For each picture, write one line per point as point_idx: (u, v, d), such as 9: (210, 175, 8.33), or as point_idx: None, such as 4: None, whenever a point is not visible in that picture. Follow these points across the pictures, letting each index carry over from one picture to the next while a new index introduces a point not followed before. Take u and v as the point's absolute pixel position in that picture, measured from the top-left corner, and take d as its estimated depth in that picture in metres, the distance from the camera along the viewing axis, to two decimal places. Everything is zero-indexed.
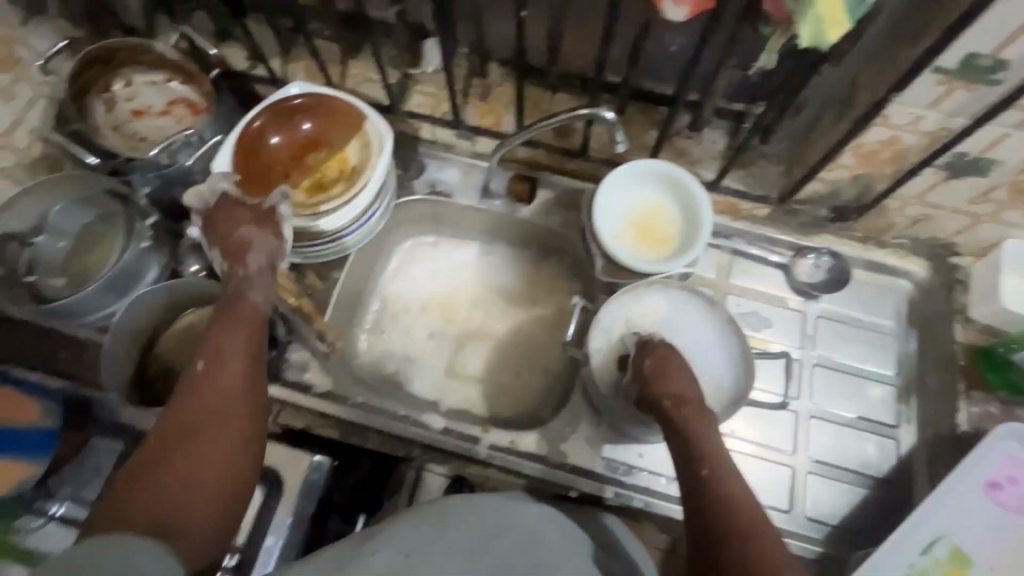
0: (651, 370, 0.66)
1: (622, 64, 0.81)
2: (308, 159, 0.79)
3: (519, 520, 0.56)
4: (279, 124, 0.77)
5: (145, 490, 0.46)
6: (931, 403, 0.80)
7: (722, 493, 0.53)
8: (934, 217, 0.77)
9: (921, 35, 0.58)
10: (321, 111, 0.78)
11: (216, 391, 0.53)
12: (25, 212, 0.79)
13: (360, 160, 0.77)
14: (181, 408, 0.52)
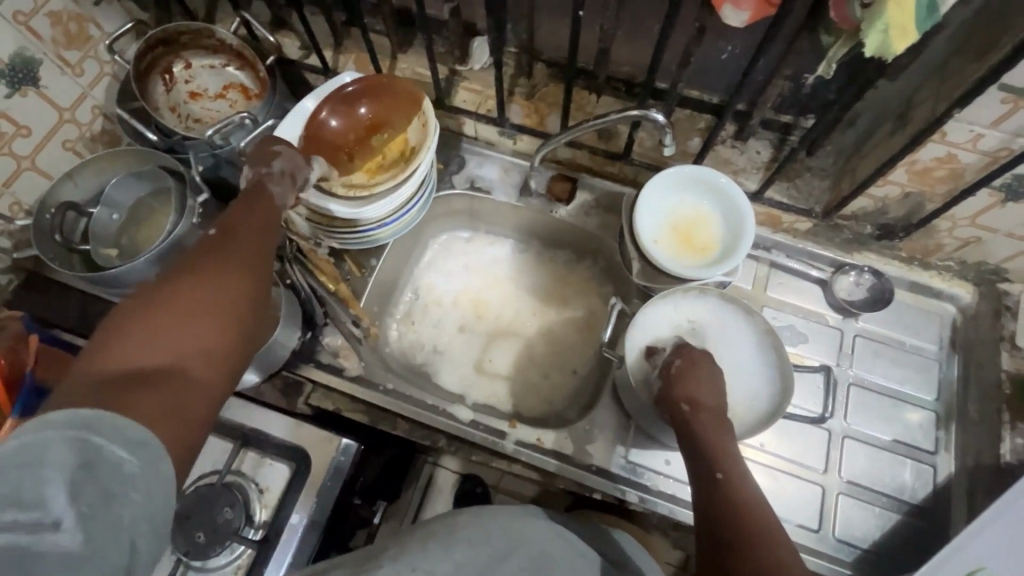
0: (673, 371, 0.68)
1: (671, 69, 0.81)
2: (372, 141, 0.81)
3: (532, 535, 0.55)
4: (338, 107, 0.78)
5: (144, 330, 0.47)
6: (972, 431, 0.77)
7: (734, 496, 0.55)
8: (986, 240, 0.75)
9: (989, 51, 0.57)
10: (379, 95, 0.79)
11: (228, 257, 0.54)
12: (86, 183, 0.83)
13: (419, 141, 0.79)
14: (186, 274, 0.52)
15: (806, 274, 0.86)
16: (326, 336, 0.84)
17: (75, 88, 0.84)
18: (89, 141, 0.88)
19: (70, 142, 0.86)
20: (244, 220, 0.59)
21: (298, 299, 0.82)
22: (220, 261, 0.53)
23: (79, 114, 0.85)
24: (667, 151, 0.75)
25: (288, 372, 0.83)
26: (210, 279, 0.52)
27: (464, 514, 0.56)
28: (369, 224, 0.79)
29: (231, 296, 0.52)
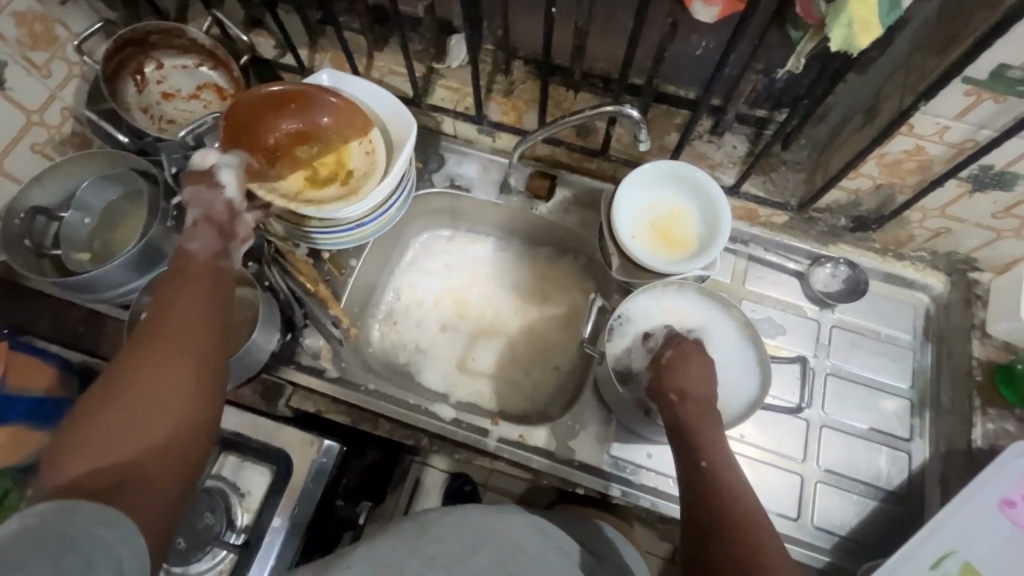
0: (664, 364, 0.69)
1: (646, 65, 0.82)
2: (300, 153, 0.77)
3: (503, 530, 0.55)
4: (274, 111, 0.75)
5: (100, 432, 0.47)
6: (945, 419, 0.79)
7: (719, 492, 0.57)
8: (956, 230, 0.77)
9: (952, 45, 0.58)
10: (330, 109, 0.76)
11: (169, 327, 0.54)
12: (55, 186, 0.81)
13: (363, 165, 0.77)
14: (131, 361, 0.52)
15: (784, 267, 0.87)
16: (307, 337, 0.83)
17: (43, 90, 0.82)
18: (60, 143, 0.86)
19: (39, 145, 0.84)
20: (187, 290, 0.58)
21: (277, 301, 0.82)
22: (170, 331, 0.53)
23: (48, 117, 0.83)
24: (642, 147, 0.75)
25: (269, 375, 0.82)
26: (159, 365, 0.51)
27: (440, 513, 0.56)
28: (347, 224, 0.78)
29: (185, 377, 0.51)
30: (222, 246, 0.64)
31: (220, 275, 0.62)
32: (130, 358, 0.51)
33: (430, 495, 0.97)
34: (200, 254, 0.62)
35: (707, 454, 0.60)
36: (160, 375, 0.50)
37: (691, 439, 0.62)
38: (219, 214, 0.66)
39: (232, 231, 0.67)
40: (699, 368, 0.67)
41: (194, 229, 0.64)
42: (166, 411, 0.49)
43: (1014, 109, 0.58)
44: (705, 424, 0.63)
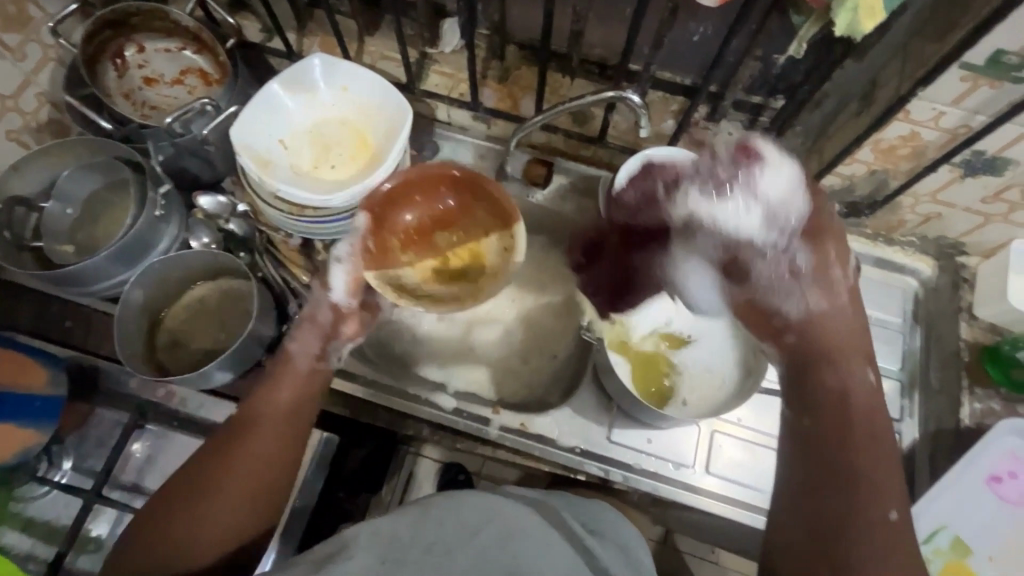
0: (803, 321, 0.64)
1: (644, 51, 0.81)
2: (436, 238, 0.79)
3: (497, 515, 0.50)
4: (422, 187, 0.76)
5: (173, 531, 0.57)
6: (935, 401, 0.80)
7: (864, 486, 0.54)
8: (946, 216, 0.78)
9: (949, 31, 0.58)
10: (467, 189, 0.77)
11: (252, 438, 0.62)
12: (34, 175, 0.77)
13: (496, 260, 0.77)
14: (217, 465, 0.60)
15: None
16: (301, 329, 0.82)
17: (18, 74, 0.78)
18: (36, 131, 0.83)
19: (14, 133, 0.81)
20: (278, 396, 0.65)
21: (272, 292, 0.81)
22: (249, 450, 0.61)
23: (22, 102, 0.80)
24: (642, 133, 0.74)
25: (263, 367, 0.80)
26: (225, 483, 0.59)
27: (440, 496, 0.52)
28: (343, 214, 0.77)
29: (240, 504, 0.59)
30: (321, 347, 0.70)
31: (318, 375, 0.69)
32: (213, 453, 0.62)
33: (426, 483, 0.92)
34: (302, 356, 0.69)
35: (865, 457, 0.55)
36: (226, 495, 0.59)
37: (847, 436, 0.57)
38: (325, 323, 0.71)
39: (336, 333, 0.72)
40: (852, 341, 0.63)
41: (299, 329, 0.70)
42: (226, 524, 0.58)
43: (1008, 95, 0.59)
44: (865, 426, 0.57)
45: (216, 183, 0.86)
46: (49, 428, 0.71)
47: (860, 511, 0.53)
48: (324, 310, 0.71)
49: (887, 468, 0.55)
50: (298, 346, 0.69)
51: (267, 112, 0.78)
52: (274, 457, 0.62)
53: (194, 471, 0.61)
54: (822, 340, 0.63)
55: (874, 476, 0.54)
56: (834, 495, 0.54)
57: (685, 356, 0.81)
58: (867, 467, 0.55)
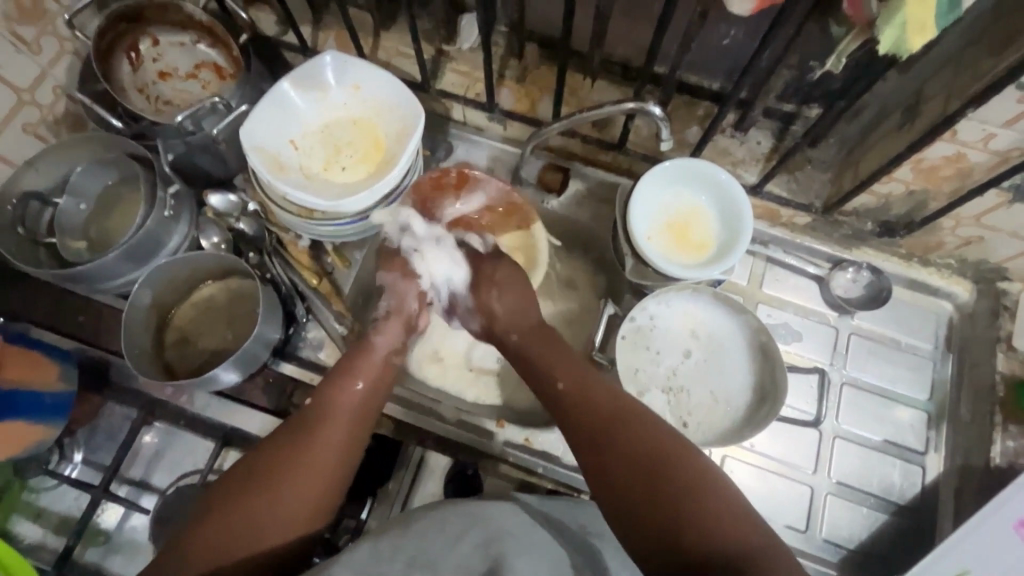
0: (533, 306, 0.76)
1: (670, 54, 0.77)
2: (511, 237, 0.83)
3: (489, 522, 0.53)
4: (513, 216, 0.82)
5: (262, 498, 0.56)
6: (963, 434, 0.76)
7: (669, 461, 0.55)
8: (988, 239, 0.73)
9: (1007, 46, 0.53)
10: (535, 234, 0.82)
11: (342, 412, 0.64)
12: (48, 170, 0.77)
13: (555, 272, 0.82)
14: (312, 433, 0.62)
15: (803, 271, 0.84)
16: (308, 331, 0.82)
17: (34, 67, 0.78)
18: (52, 124, 0.83)
19: (31, 126, 0.80)
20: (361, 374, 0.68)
21: (279, 294, 0.80)
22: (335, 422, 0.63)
23: (39, 96, 0.80)
24: (663, 145, 0.71)
25: (269, 370, 0.80)
26: (304, 470, 0.59)
27: (431, 514, 0.54)
28: (352, 217, 0.75)
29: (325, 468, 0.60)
30: (401, 339, 0.75)
31: (390, 370, 0.72)
32: (286, 438, 0.61)
33: (436, 479, 0.80)
34: (383, 348, 0.72)
35: (632, 433, 0.58)
36: (304, 478, 0.58)
37: (581, 418, 0.62)
38: (410, 312, 0.77)
39: (415, 323, 0.78)
40: (566, 364, 0.68)
41: (386, 320, 0.75)
42: (296, 510, 0.57)
43: None
44: (612, 411, 0.61)
45: (228, 180, 0.85)
46: (59, 423, 0.73)
47: (677, 473, 0.54)
48: (410, 300, 0.78)
49: (659, 436, 0.58)
50: (382, 339, 0.73)
51: (277, 111, 0.76)
52: (352, 447, 0.63)
53: (266, 455, 0.60)
54: (544, 351, 0.70)
55: (633, 447, 0.57)
56: (666, 462, 0.55)
57: (702, 380, 0.77)
58: (632, 442, 0.58)
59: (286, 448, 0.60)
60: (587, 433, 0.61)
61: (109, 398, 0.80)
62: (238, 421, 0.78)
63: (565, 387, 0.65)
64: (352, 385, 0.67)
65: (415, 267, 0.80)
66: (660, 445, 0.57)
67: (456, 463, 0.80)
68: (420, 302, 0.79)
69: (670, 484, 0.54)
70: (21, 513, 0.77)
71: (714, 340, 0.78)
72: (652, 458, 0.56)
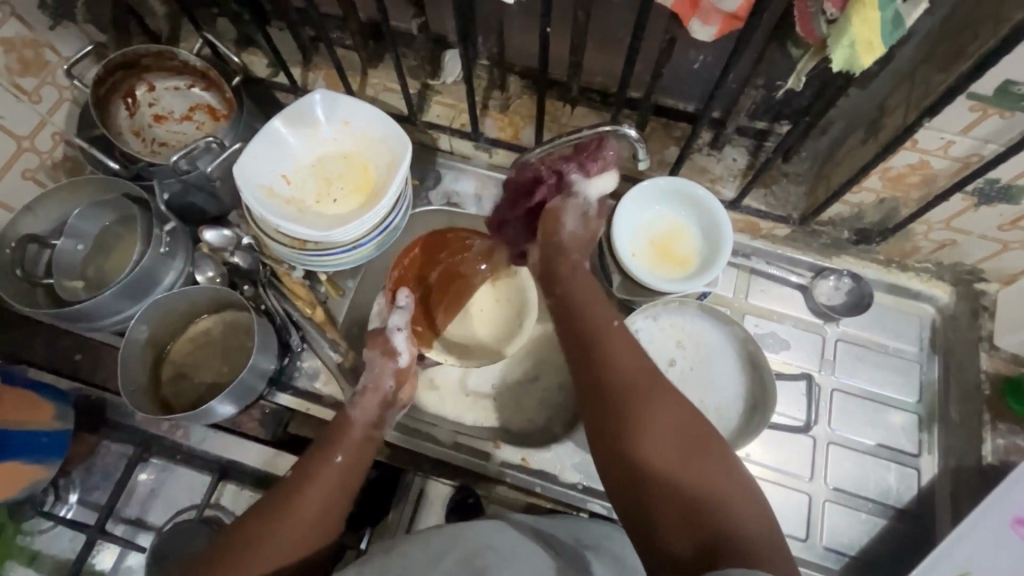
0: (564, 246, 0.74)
1: (644, 80, 0.80)
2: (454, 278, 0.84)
3: (465, 537, 0.56)
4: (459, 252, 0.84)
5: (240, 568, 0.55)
6: (954, 435, 0.77)
7: (681, 435, 0.54)
8: (961, 242, 0.75)
9: (954, 61, 0.57)
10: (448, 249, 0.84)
11: (323, 484, 0.62)
12: (47, 213, 0.79)
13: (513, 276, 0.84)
14: (299, 509, 0.59)
15: (786, 281, 0.85)
16: (303, 360, 0.83)
17: (34, 116, 0.80)
18: (51, 168, 0.85)
19: (30, 172, 0.83)
20: (344, 453, 0.65)
21: (273, 325, 0.81)
22: (310, 498, 0.60)
23: (38, 143, 0.82)
24: (641, 165, 0.74)
25: (265, 401, 0.80)
26: (282, 532, 0.57)
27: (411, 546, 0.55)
28: (344, 246, 0.77)
29: (294, 549, 0.57)
30: (379, 414, 0.71)
31: (370, 443, 0.69)
32: (264, 511, 0.59)
33: (435, 509, 0.80)
34: (362, 422, 0.69)
35: (656, 404, 0.56)
36: (272, 548, 0.56)
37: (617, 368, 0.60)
38: (388, 390, 0.73)
39: (395, 400, 0.73)
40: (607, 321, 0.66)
41: (362, 396, 0.71)
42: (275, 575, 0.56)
43: (1019, 125, 0.57)
44: (642, 372, 0.59)
45: (222, 216, 0.87)
46: (55, 462, 0.74)
47: (708, 457, 0.52)
48: (387, 378, 0.73)
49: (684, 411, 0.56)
50: (360, 412, 0.70)
51: (269, 148, 0.79)
52: (327, 517, 0.61)
53: (243, 532, 0.58)
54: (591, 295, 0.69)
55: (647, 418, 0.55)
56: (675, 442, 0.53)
57: (688, 390, 0.78)
58: (657, 415, 0.55)
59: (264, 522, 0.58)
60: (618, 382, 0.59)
61: (104, 436, 0.80)
62: (235, 453, 0.79)
63: (616, 327, 0.63)
64: (332, 457, 0.64)
65: (393, 344, 0.75)
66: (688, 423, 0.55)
67: (459, 489, 0.80)
68: (398, 380, 0.74)
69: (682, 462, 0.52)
70: (14, 556, 0.76)
71: (699, 351, 0.79)
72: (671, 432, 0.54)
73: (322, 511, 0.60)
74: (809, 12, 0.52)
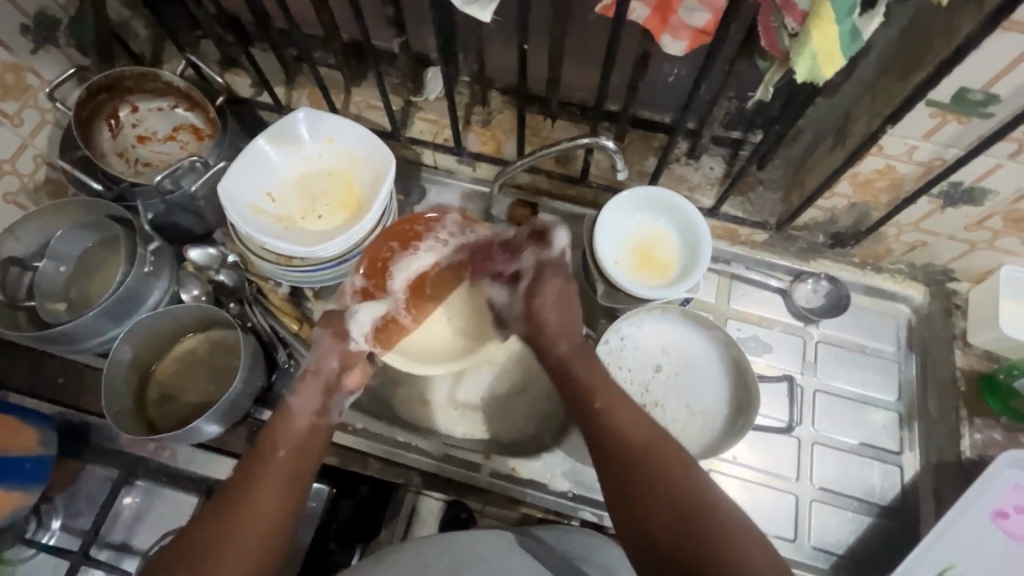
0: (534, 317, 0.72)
1: (621, 93, 0.82)
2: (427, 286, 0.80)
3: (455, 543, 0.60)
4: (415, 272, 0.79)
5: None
6: (934, 432, 0.79)
7: (681, 503, 0.54)
8: (931, 243, 0.78)
9: (914, 70, 0.59)
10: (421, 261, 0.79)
11: (272, 483, 0.59)
12: (28, 236, 0.79)
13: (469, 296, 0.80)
14: (247, 514, 0.56)
15: (766, 285, 0.87)
16: (291, 377, 0.82)
17: (15, 140, 0.80)
18: (33, 192, 0.85)
19: (12, 195, 0.83)
20: (288, 451, 0.63)
21: (261, 342, 0.81)
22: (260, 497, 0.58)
23: (19, 166, 0.82)
24: (620, 174, 0.76)
25: (253, 419, 0.79)
26: (234, 534, 0.55)
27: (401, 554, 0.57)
28: (331, 261, 0.77)
29: (244, 553, 0.54)
30: (323, 402, 0.68)
31: (316, 435, 0.66)
32: (212, 516, 0.56)
33: (428, 523, 0.84)
34: (304, 414, 0.66)
35: (652, 475, 0.56)
36: (224, 554, 0.54)
37: (611, 452, 0.59)
38: (330, 372, 0.70)
39: (339, 384, 0.71)
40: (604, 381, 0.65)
41: (302, 381, 0.69)
42: (239, 570, 0.54)
43: (976, 129, 0.60)
44: (637, 444, 0.59)
45: (207, 235, 0.87)
46: (37, 489, 0.72)
47: (694, 515, 0.53)
48: (332, 359, 0.71)
49: (675, 476, 0.56)
50: (299, 401, 0.67)
51: (253, 166, 0.80)
52: (280, 518, 0.58)
53: (194, 533, 0.55)
54: (583, 364, 0.67)
55: (651, 495, 0.55)
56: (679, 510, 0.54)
57: (672, 395, 0.79)
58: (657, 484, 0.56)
59: (215, 525, 0.55)
60: (615, 471, 0.58)
61: (87, 460, 0.79)
62: (219, 473, 0.78)
63: (601, 407, 0.62)
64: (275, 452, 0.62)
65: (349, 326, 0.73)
66: (693, 502, 0.54)
67: (449, 506, 0.84)
68: (343, 361, 0.71)
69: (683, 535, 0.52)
70: None
71: (682, 356, 0.80)
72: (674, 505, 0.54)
73: (271, 515, 0.57)
74: (773, 27, 0.54)
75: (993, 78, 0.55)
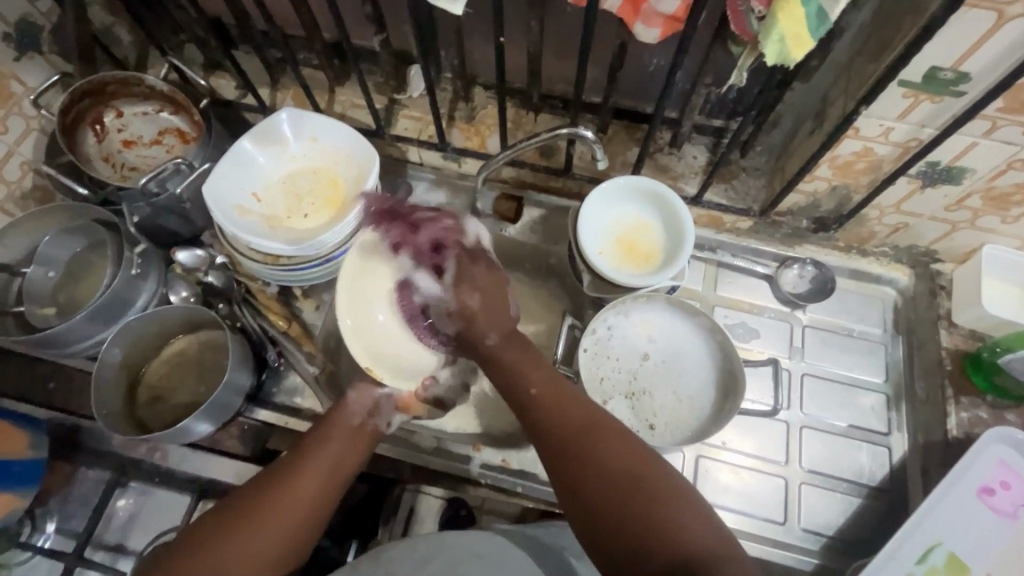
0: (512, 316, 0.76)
1: (601, 84, 0.83)
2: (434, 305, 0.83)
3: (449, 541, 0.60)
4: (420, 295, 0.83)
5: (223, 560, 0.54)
6: (921, 412, 0.80)
7: (642, 481, 0.54)
8: (913, 225, 0.78)
9: (884, 51, 0.60)
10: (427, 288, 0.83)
11: (314, 462, 0.61)
12: (15, 242, 0.80)
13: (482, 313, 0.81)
14: (289, 487, 0.58)
15: (752, 271, 0.88)
16: (281, 376, 0.83)
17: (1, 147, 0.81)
18: (21, 199, 0.86)
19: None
20: (338, 438, 0.64)
21: (250, 342, 0.81)
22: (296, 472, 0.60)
23: (6, 173, 0.83)
24: (600, 164, 0.76)
25: (244, 418, 0.80)
26: (273, 500, 0.57)
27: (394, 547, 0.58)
28: (317, 259, 0.77)
29: (277, 527, 0.56)
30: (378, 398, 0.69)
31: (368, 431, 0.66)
32: (259, 485, 0.59)
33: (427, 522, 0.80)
34: (361, 406, 0.67)
35: (606, 450, 0.56)
36: (265, 524, 0.56)
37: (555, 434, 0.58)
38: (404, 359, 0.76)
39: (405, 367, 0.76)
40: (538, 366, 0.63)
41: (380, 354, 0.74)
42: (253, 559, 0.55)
43: (950, 108, 0.60)
44: (584, 422, 0.58)
45: (195, 237, 0.88)
46: (28, 491, 0.73)
47: (648, 495, 0.53)
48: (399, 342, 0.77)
49: (629, 457, 0.55)
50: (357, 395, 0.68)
51: (237, 167, 0.80)
52: (319, 504, 0.59)
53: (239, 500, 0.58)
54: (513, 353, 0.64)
55: (605, 472, 0.55)
56: (644, 488, 0.53)
57: (659, 382, 0.79)
58: (608, 462, 0.55)
59: (258, 490, 0.58)
60: (562, 451, 0.57)
61: (81, 462, 0.80)
62: (211, 472, 0.78)
63: (538, 392, 0.61)
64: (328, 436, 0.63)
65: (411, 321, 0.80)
66: (655, 486, 0.54)
67: (449, 502, 0.81)
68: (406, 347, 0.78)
69: (638, 508, 0.52)
70: None
71: (668, 343, 0.81)
72: (626, 483, 0.54)
73: (313, 491, 0.59)
74: (741, 10, 0.55)
75: (962, 57, 0.56)
